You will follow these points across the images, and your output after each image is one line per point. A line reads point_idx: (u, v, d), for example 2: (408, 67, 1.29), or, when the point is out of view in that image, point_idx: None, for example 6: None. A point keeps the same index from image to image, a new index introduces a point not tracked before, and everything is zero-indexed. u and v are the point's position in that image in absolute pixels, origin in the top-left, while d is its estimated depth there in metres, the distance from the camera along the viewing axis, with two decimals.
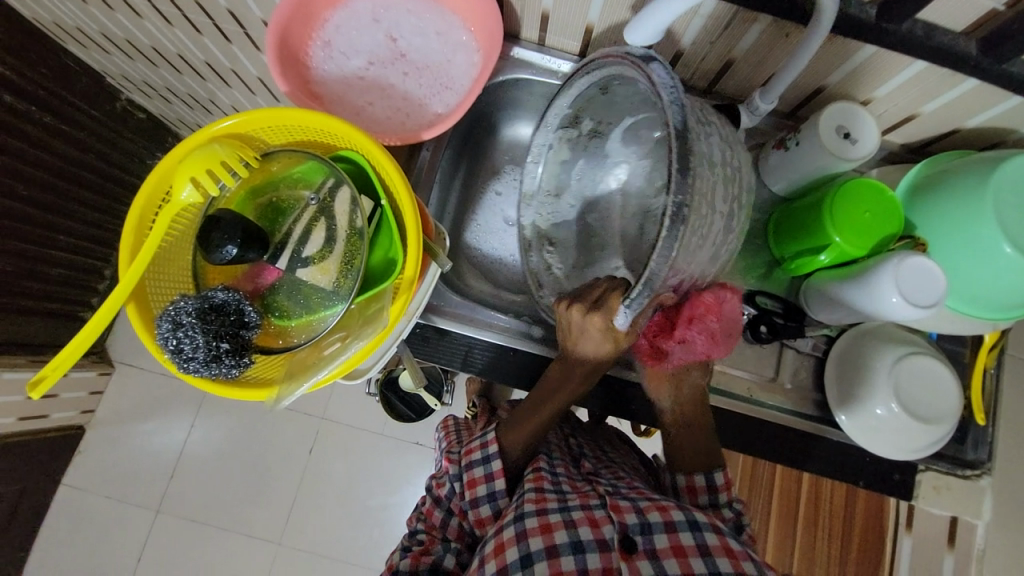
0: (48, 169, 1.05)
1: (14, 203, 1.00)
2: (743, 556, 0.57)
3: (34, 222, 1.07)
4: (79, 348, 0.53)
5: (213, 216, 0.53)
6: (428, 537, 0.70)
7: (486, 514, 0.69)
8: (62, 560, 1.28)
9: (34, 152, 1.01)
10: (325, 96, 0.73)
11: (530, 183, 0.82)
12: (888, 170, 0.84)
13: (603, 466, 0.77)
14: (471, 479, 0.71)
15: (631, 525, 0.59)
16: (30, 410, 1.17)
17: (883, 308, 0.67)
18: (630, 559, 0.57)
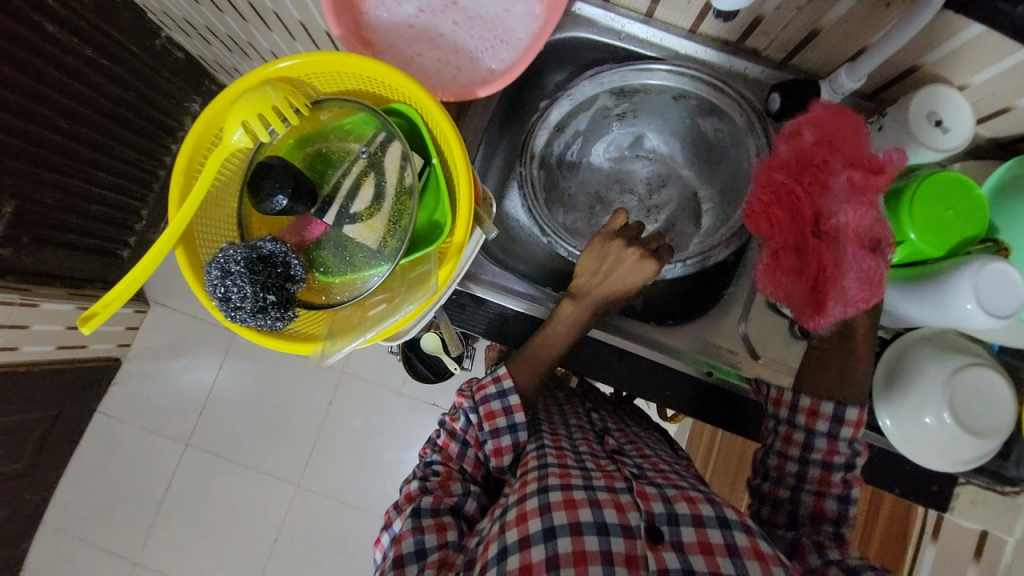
0: (89, 104, 1.04)
1: (54, 136, 1.01)
2: (773, 561, 0.56)
3: (76, 158, 1.08)
4: (126, 289, 0.53)
5: (264, 162, 0.51)
6: (447, 472, 0.69)
7: (505, 443, 0.68)
8: (96, 479, 1.36)
9: (74, 85, 1.00)
10: (375, 43, 0.68)
11: (558, 111, 0.80)
12: (971, 165, 0.76)
13: (627, 443, 0.75)
14: (488, 412, 0.69)
15: (658, 514, 0.58)
16: (69, 339, 1.23)
17: (957, 315, 0.63)
18: (656, 549, 0.56)
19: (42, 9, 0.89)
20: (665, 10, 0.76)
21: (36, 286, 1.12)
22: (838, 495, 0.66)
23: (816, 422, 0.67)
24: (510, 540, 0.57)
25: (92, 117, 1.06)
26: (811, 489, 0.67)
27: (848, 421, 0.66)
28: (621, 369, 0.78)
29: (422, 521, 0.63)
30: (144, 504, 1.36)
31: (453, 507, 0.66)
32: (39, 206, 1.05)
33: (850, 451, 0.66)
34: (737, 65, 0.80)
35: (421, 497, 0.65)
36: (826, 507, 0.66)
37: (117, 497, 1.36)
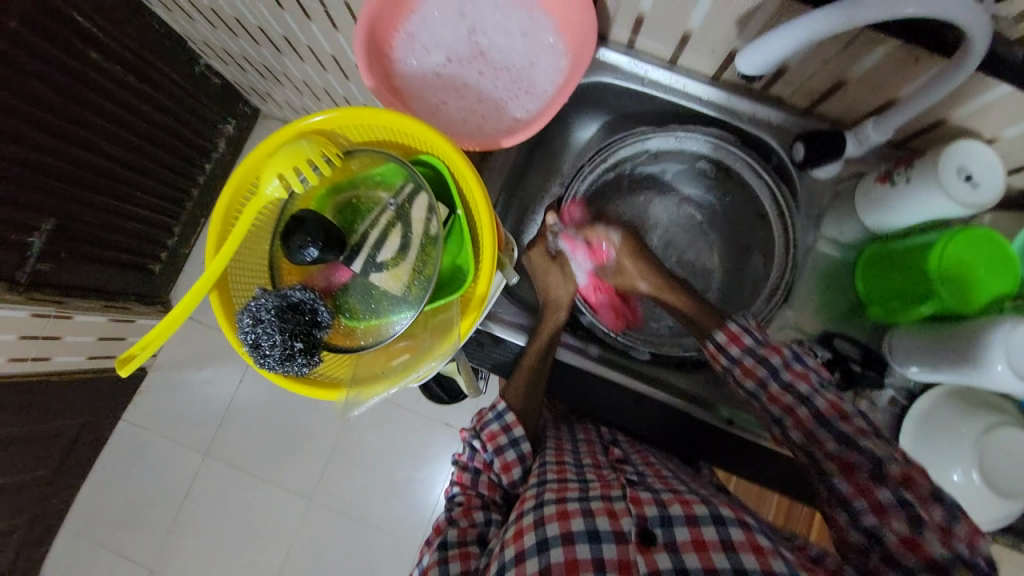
0: (128, 128, 1.10)
1: (96, 158, 1.06)
2: (772, 554, 0.52)
3: (114, 177, 1.12)
4: (163, 333, 0.55)
5: (297, 216, 0.54)
6: (467, 501, 0.68)
7: (511, 458, 0.70)
8: (116, 486, 1.39)
9: (117, 110, 1.05)
10: (404, 91, 0.71)
11: (661, 138, 0.83)
12: (1000, 217, 0.75)
13: (633, 453, 0.71)
14: (489, 434, 0.70)
15: (651, 517, 0.57)
16: (97, 351, 1.27)
17: (985, 377, 0.61)
18: (648, 552, 0.54)
19: (89, 39, 0.96)
20: (689, 57, 0.77)
21: (71, 300, 1.13)
22: (797, 398, 0.61)
23: (720, 360, 0.65)
24: (507, 557, 0.56)
25: (134, 142, 1.12)
26: (800, 437, 0.61)
27: (725, 343, 0.65)
28: (638, 413, 0.78)
29: (448, 553, 0.63)
30: (162, 513, 1.39)
31: (479, 538, 0.66)
32: (82, 224, 1.10)
33: (758, 360, 0.63)
34: (760, 111, 0.81)
35: (447, 530, 0.65)
36: (801, 416, 0.60)
37: (137, 503, 1.39)
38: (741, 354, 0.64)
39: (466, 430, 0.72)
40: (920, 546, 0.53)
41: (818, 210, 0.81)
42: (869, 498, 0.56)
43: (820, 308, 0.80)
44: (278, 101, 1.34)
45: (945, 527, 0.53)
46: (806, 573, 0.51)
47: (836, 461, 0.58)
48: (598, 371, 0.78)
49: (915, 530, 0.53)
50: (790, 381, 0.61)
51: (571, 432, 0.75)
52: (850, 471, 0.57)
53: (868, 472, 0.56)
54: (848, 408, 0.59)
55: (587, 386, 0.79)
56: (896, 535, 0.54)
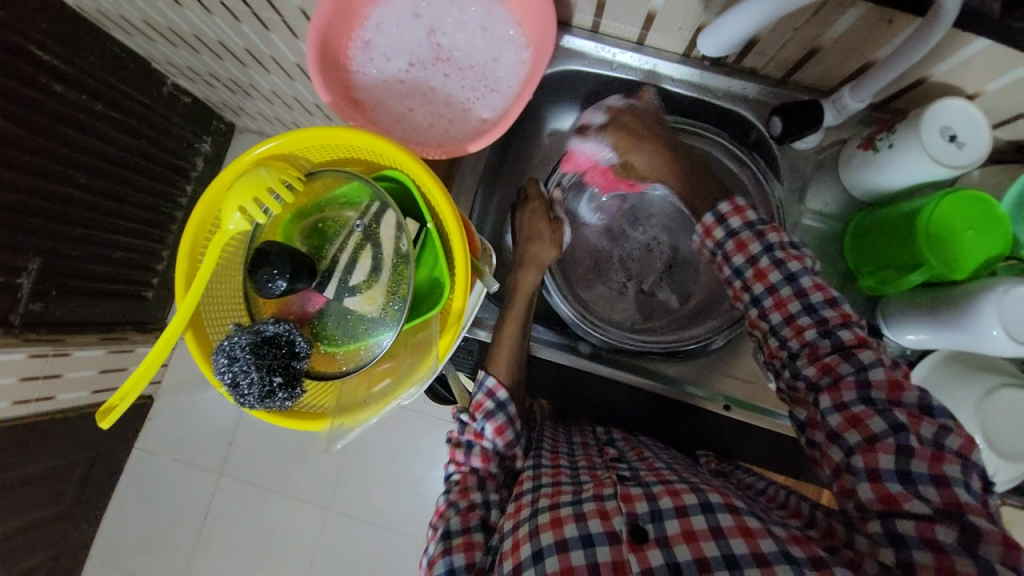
0: (96, 154, 1.06)
1: (72, 191, 1.03)
2: (761, 535, 0.51)
3: (95, 209, 1.10)
4: (142, 378, 0.54)
5: (261, 249, 0.52)
6: (464, 481, 0.65)
7: (503, 421, 0.66)
8: (134, 514, 1.38)
9: (87, 140, 1.03)
10: (366, 102, 0.68)
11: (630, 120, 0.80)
12: (992, 172, 0.72)
13: (629, 448, 0.69)
14: (476, 403, 0.65)
15: (642, 513, 0.55)
16: (101, 383, 1.24)
17: (982, 342, 0.60)
18: (640, 550, 0.53)
19: (50, 71, 0.93)
20: (656, 37, 0.74)
21: (72, 335, 1.13)
22: (803, 307, 0.59)
23: (715, 233, 0.66)
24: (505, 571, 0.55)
25: (103, 167, 1.08)
26: (780, 321, 0.60)
27: (728, 215, 0.65)
28: (634, 406, 0.78)
29: (453, 542, 0.60)
30: (184, 534, 1.37)
31: (483, 523, 0.62)
32: (65, 258, 1.06)
33: (774, 262, 0.61)
34: (735, 86, 0.78)
35: (447, 517, 0.61)
36: (803, 324, 0.58)
37: (157, 527, 1.37)
38: (741, 231, 0.64)
39: (454, 408, 0.69)
40: (897, 500, 0.49)
41: (802, 181, 0.79)
42: (861, 429, 0.52)
43: None
44: (251, 115, 1.31)
45: (938, 458, 0.49)
46: (797, 554, 0.50)
47: (823, 369, 0.56)
48: (588, 367, 0.78)
49: (907, 476, 0.49)
50: (803, 291, 0.59)
51: (568, 437, 0.72)
52: (836, 385, 0.54)
53: (858, 393, 0.53)
54: (854, 322, 0.57)
55: (576, 384, 0.79)
56: (873, 488, 0.50)
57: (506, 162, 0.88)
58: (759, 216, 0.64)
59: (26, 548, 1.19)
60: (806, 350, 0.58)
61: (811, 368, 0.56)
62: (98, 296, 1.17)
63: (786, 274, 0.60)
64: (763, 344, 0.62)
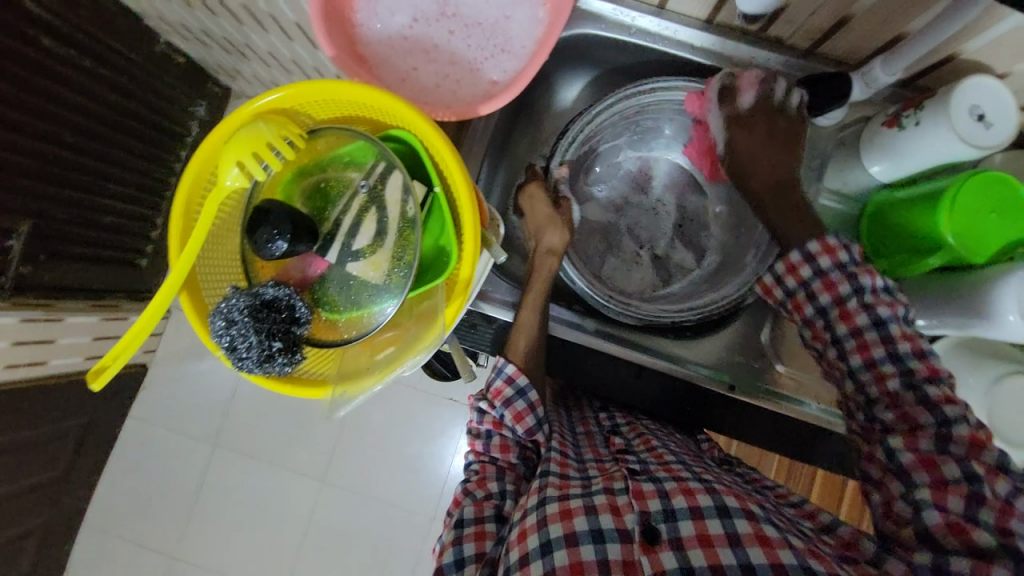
0: (85, 113, 1.00)
1: (60, 151, 0.98)
2: (780, 545, 0.51)
3: (84, 172, 1.04)
4: (136, 339, 0.52)
5: (261, 207, 0.50)
6: (482, 470, 0.65)
7: (522, 407, 0.64)
8: (129, 481, 1.37)
9: (76, 99, 0.97)
10: (370, 59, 0.65)
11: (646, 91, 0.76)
12: (1016, 156, 0.70)
13: (635, 436, 0.68)
14: (495, 390, 0.65)
15: (654, 513, 0.55)
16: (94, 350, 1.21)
17: (998, 327, 0.59)
18: (652, 551, 0.53)
19: (35, 22, 0.87)
20: (679, 1, 0.70)
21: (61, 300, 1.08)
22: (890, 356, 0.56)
23: (801, 270, 0.61)
24: (512, 560, 0.54)
25: (93, 128, 1.02)
26: (860, 364, 0.57)
27: (817, 253, 0.60)
28: (638, 386, 0.77)
29: (464, 531, 0.60)
30: (180, 502, 1.37)
31: (496, 513, 0.62)
32: (56, 221, 1.01)
33: (847, 276, 0.59)
34: (757, 57, 0.75)
35: (463, 505, 0.62)
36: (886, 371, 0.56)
37: (153, 495, 1.37)
38: (830, 270, 0.59)
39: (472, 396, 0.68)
40: (963, 530, 0.48)
41: (821, 160, 0.77)
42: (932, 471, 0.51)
43: None
44: (250, 79, 1.25)
45: (1007, 512, 0.48)
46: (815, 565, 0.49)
47: (901, 415, 0.55)
48: (598, 346, 0.76)
49: (973, 517, 0.48)
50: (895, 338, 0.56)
51: (570, 420, 0.74)
52: (914, 431, 0.54)
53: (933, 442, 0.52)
54: (943, 378, 0.54)
55: (580, 361, 0.77)
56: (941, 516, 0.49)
57: (515, 131, 0.84)
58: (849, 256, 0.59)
59: (18, 513, 1.18)
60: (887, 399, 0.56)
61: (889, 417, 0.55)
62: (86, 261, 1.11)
63: (856, 286, 0.58)
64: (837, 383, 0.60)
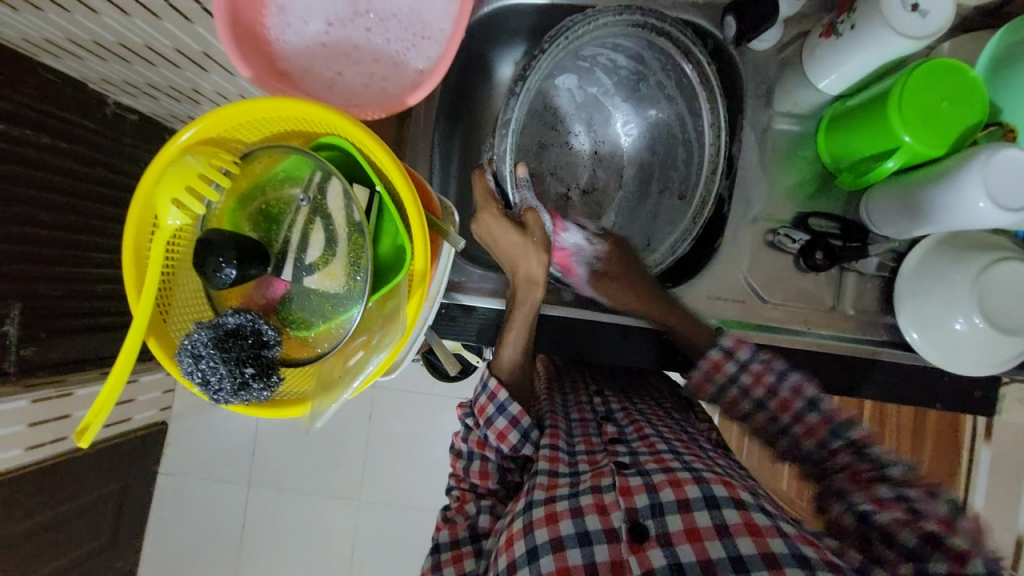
0: (59, 190, 0.93)
1: (43, 232, 0.91)
2: (770, 534, 0.51)
3: (74, 246, 0.98)
4: (112, 394, 0.53)
5: (204, 239, 0.50)
6: (462, 495, 0.67)
7: (503, 426, 0.63)
8: (173, 536, 1.38)
9: (47, 177, 0.90)
10: (294, 73, 0.64)
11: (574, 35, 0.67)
12: (960, 42, 0.68)
13: (628, 423, 0.68)
14: (478, 407, 0.64)
15: (641, 509, 0.54)
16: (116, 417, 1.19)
17: (968, 219, 0.58)
18: (640, 550, 0.53)
19: None
20: None
21: (72, 374, 1.02)
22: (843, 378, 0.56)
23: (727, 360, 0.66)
24: (500, 566, 0.55)
25: (61, 200, 0.94)
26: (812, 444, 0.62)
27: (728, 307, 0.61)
28: (628, 347, 0.76)
29: (442, 556, 0.62)
30: (224, 546, 1.38)
31: (471, 532, 0.64)
32: (49, 299, 0.95)
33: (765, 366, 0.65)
34: None
35: (440, 529, 0.65)
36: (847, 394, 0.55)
37: (198, 545, 1.38)
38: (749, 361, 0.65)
39: (461, 408, 0.68)
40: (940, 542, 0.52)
41: (769, 84, 0.75)
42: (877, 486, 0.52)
43: (792, 190, 0.76)
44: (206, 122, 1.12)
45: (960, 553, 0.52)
46: (807, 552, 0.50)
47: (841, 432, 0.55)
48: (593, 318, 0.75)
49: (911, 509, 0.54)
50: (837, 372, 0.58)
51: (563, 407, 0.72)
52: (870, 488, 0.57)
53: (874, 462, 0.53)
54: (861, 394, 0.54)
55: (571, 336, 0.76)
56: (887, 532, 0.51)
57: (461, 117, 0.84)
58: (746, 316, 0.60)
59: None
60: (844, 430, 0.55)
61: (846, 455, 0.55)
62: (88, 331, 1.05)
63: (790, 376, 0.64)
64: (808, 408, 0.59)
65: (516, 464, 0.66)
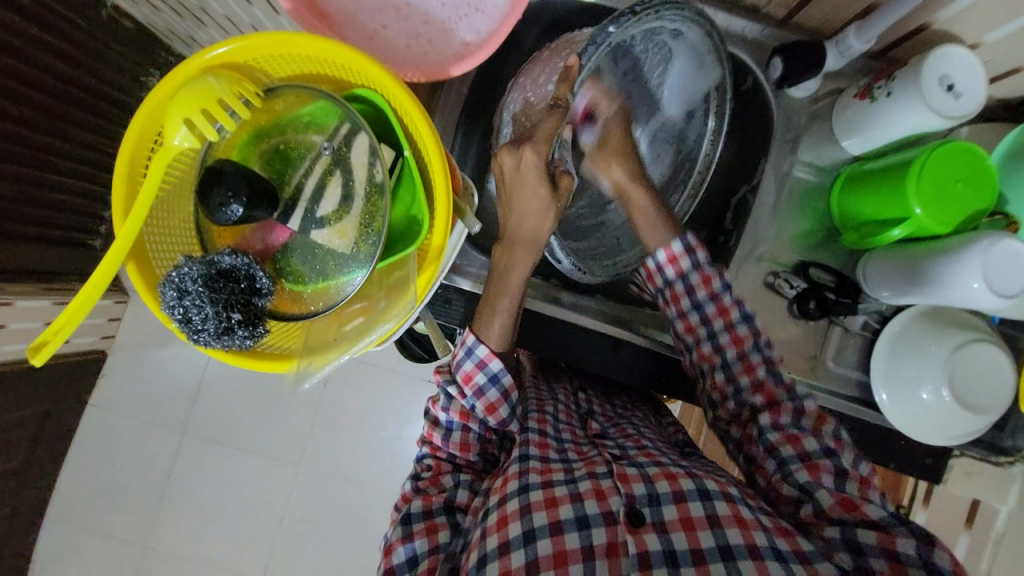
0: (44, 90, 0.81)
1: (21, 130, 0.79)
2: (754, 526, 0.53)
3: (29, 145, 0.82)
4: (80, 313, 0.49)
5: (214, 167, 0.46)
6: (436, 466, 0.65)
7: (494, 397, 0.62)
8: (86, 480, 1.22)
9: (13, 65, 0.74)
10: (334, 15, 0.61)
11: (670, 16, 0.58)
12: (977, 130, 0.73)
13: (610, 425, 0.69)
14: (465, 375, 0.62)
15: (638, 496, 0.55)
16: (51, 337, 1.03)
17: (960, 295, 0.61)
18: (637, 533, 0.53)
19: None
20: None
21: (11, 284, 0.89)
22: (756, 346, 0.64)
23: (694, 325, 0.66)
24: (489, 547, 0.53)
25: (39, 99, 0.81)
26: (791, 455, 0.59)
27: (664, 263, 0.66)
28: (614, 359, 0.77)
29: (414, 527, 0.60)
30: (145, 494, 1.23)
31: (446, 505, 0.62)
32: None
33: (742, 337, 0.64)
34: (734, 24, 0.74)
35: (412, 500, 0.62)
36: (754, 362, 0.63)
37: (113, 492, 1.23)
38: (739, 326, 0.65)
39: (440, 374, 0.65)
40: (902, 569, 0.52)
41: (795, 133, 0.77)
42: (796, 445, 0.59)
43: (797, 237, 0.78)
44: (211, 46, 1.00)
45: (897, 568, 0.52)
46: (783, 547, 0.52)
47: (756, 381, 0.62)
48: (580, 321, 0.77)
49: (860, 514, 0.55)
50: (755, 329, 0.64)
51: (552, 391, 0.70)
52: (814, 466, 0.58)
53: (791, 418, 0.61)
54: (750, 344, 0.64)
55: (559, 335, 0.77)
56: (834, 496, 0.56)
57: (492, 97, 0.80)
58: (692, 261, 0.65)
59: None
60: (753, 386, 0.63)
61: (766, 415, 0.61)
62: (35, 242, 0.92)
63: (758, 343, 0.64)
64: (708, 376, 0.66)
65: (496, 436, 0.67)
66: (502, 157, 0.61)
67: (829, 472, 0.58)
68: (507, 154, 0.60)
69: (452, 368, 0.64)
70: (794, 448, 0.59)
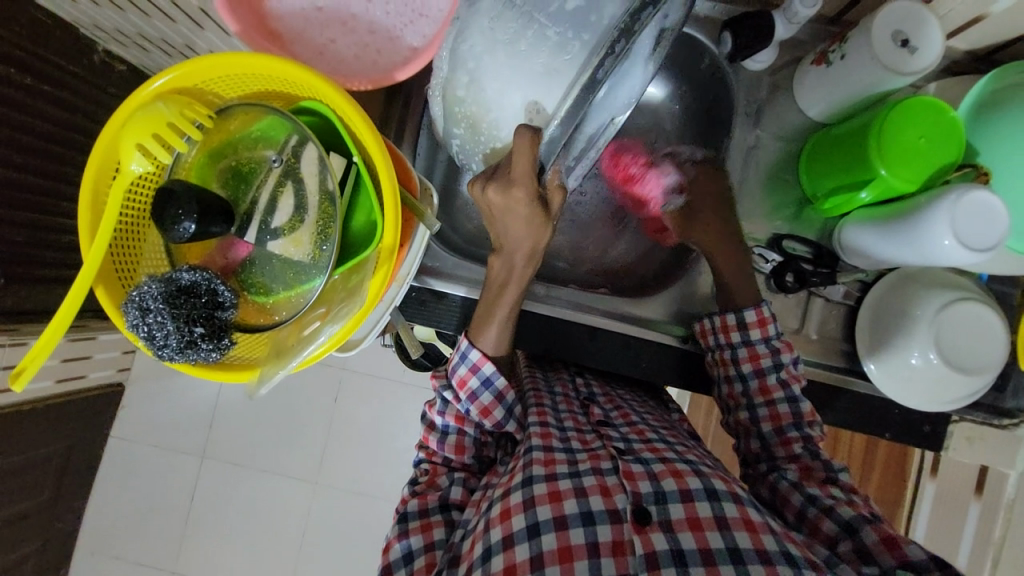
0: (37, 133, 0.78)
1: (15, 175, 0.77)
2: (763, 530, 0.52)
3: (38, 190, 0.81)
4: (52, 334, 0.51)
5: (165, 188, 0.48)
6: (433, 468, 0.66)
7: (489, 401, 0.63)
8: (114, 508, 1.25)
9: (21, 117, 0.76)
10: (283, 34, 0.63)
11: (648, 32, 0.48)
12: (945, 86, 0.71)
13: (612, 408, 0.69)
14: (459, 380, 0.63)
15: (645, 494, 0.54)
16: (68, 372, 1.05)
17: (932, 253, 0.59)
18: (643, 531, 0.52)
19: None
20: None
21: (23, 324, 0.85)
22: (785, 395, 0.66)
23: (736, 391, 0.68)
24: (494, 539, 0.53)
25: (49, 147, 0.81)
26: (820, 493, 0.60)
27: (718, 327, 0.69)
28: (594, 347, 0.75)
29: (409, 525, 0.61)
30: (172, 519, 1.26)
31: (441, 503, 0.63)
32: (9, 245, 0.78)
33: (793, 411, 0.65)
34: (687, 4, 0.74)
35: (408, 501, 0.63)
36: (782, 412, 0.65)
37: (141, 518, 1.26)
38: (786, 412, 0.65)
39: (437, 379, 0.66)
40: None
41: (757, 107, 0.77)
42: (826, 489, 0.61)
43: (770, 211, 0.77)
44: None
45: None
46: (793, 550, 0.51)
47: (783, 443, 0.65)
48: (562, 314, 0.75)
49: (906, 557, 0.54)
50: (786, 381, 0.66)
51: (548, 381, 0.71)
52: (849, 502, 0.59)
53: (840, 489, 0.61)
54: (786, 423, 0.65)
55: (541, 330, 0.75)
56: (875, 532, 0.56)
57: None
58: (744, 336, 0.67)
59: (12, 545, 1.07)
60: (788, 457, 0.64)
61: (793, 471, 0.63)
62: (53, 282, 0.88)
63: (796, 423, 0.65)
64: (734, 412, 0.68)
65: (492, 439, 0.68)
66: (486, 190, 0.55)
67: (864, 509, 0.59)
68: (491, 190, 0.55)
69: (447, 373, 0.65)
70: (827, 493, 0.60)
